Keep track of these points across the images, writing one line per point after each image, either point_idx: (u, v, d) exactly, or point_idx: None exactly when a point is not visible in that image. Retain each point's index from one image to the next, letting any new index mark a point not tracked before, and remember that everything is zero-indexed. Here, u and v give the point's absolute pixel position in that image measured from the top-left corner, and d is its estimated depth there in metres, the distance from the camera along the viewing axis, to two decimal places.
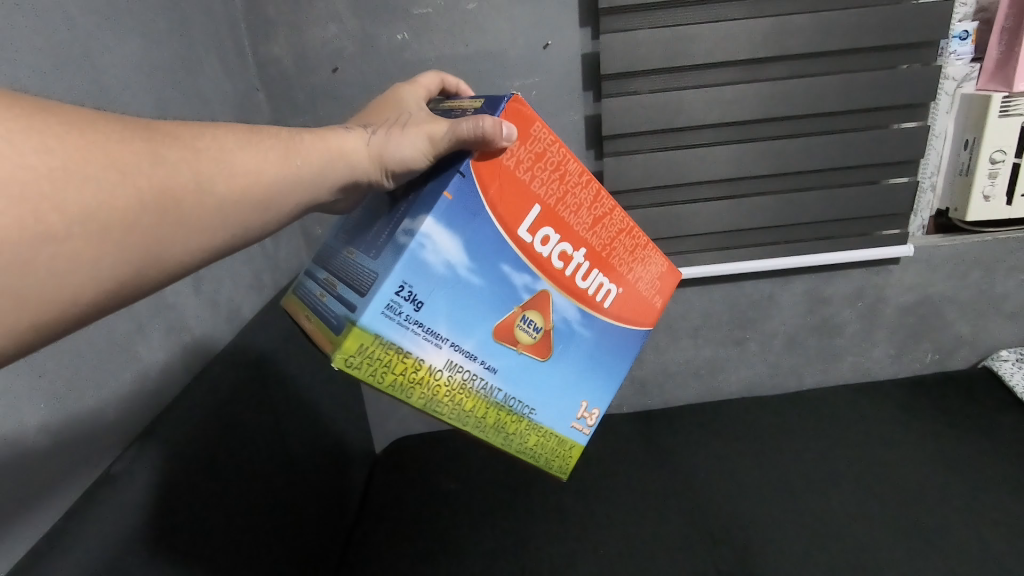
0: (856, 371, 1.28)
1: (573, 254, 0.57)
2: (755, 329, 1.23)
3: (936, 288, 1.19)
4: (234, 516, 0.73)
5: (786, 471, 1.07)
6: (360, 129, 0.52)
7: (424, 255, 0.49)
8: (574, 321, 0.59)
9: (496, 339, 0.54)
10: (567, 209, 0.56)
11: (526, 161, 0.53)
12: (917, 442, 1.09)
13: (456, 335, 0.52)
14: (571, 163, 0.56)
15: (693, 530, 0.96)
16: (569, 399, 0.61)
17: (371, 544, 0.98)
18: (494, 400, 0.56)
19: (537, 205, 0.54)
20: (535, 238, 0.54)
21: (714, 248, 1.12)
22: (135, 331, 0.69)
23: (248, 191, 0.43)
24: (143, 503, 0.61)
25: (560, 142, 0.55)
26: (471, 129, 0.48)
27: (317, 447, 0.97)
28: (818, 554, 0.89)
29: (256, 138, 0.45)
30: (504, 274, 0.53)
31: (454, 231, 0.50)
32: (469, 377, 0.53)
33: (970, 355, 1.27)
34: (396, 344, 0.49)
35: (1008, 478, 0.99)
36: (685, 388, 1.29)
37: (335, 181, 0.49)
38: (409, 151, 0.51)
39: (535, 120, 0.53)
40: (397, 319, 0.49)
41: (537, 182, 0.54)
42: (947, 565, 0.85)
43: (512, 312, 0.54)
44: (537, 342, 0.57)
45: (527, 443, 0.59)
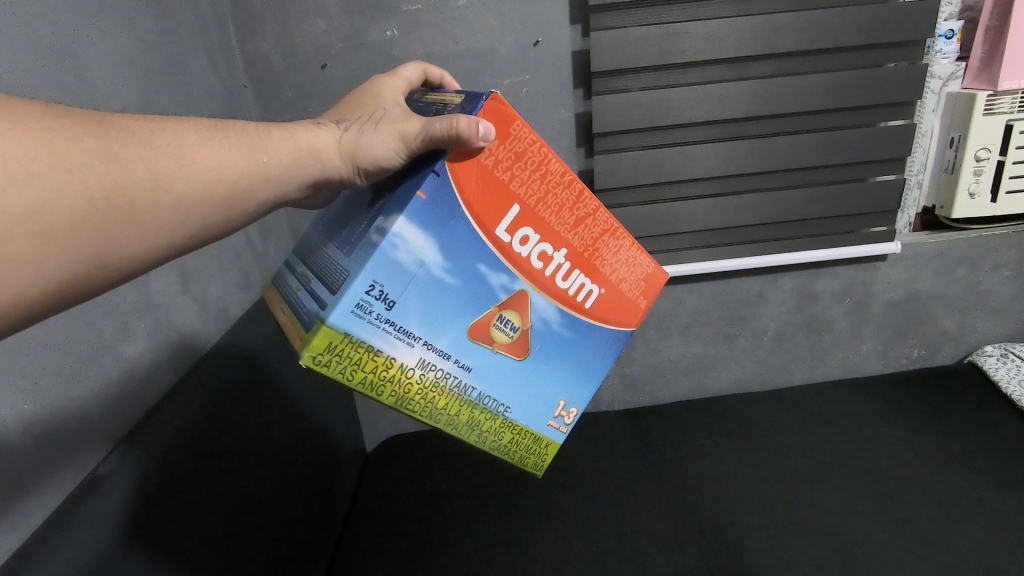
0: (844, 367, 1.29)
1: (554, 254, 0.57)
2: (744, 326, 1.24)
3: (922, 285, 1.20)
4: (223, 515, 0.73)
5: (775, 466, 1.08)
6: (332, 126, 0.52)
7: (397, 255, 0.49)
8: (553, 321, 0.59)
9: (472, 338, 0.54)
10: (547, 210, 0.56)
11: (505, 160, 0.53)
12: (904, 436, 1.11)
13: (429, 335, 0.52)
14: (554, 163, 0.55)
15: (683, 525, 0.97)
16: (546, 398, 0.61)
17: (361, 543, 0.99)
18: (468, 398, 0.56)
19: (516, 205, 0.54)
20: (514, 238, 0.54)
21: (703, 245, 1.13)
22: (121, 330, 0.68)
23: (210, 189, 0.43)
24: (129, 504, 0.61)
25: (541, 141, 0.54)
26: (445, 130, 0.48)
27: (307, 446, 0.97)
28: (807, 548, 0.90)
29: (221, 134, 0.45)
30: (481, 273, 0.53)
31: (429, 231, 0.50)
32: (442, 375, 0.54)
33: (956, 351, 1.28)
34: (366, 343, 0.49)
35: (994, 472, 1.01)
36: (675, 384, 1.30)
37: (306, 179, 0.49)
38: (382, 149, 0.51)
39: (515, 119, 0.53)
40: (368, 318, 0.49)
41: (516, 182, 0.54)
42: (934, 557, 0.87)
43: (489, 311, 0.54)
44: (514, 342, 0.57)
45: (501, 440, 0.60)
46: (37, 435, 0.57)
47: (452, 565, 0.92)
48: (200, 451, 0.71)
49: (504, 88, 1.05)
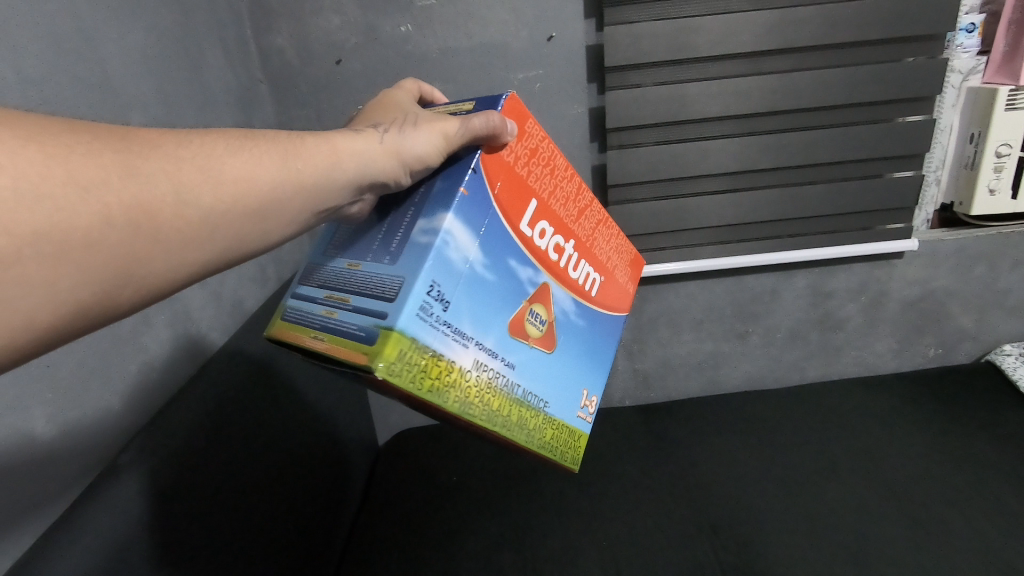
0: (859, 366, 1.28)
1: (565, 245, 0.59)
2: (758, 323, 1.23)
3: (939, 283, 1.19)
4: (240, 510, 0.74)
5: (786, 464, 1.07)
6: (370, 129, 0.52)
7: (449, 253, 0.48)
8: (571, 311, 0.60)
9: (512, 334, 0.53)
10: (558, 203, 0.58)
11: (523, 156, 0.54)
12: (919, 436, 1.10)
13: (480, 334, 0.50)
14: (559, 159, 0.59)
15: (693, 522, 0.97)
16: (573, 390, 0.61)
17: (375, 536, 1.00)
18: (516, 396, 0.54)
19: (534, 199, 0.55)
20: (534, 231, 0.55)
21: (717, 242, 1.12)
22: (141, 323, 0.70)
23: (238, 201, 0.43)
24: (146, 497, 0.62)
25: (549, 138, 0.57)
26: (484, 125, 0.50)
27: (321, 439, 0.98)
28: (818, 547, 0.90)
29: (251, 144, 0.45)
30: (513, 269, 0.53)
31: (471, 227, 0.49)
32: (493, 375, 0.52)
33: (973, 349, 1.27)
34: (431, 347, 0.46)
35: (1009, 473, 0.99)
36: (686, 381, 1.30)
37: (348, 180, 0.49)
38: (424, 147, 0.51)
39: (529, 117, 0.55)
40: (430, 320, 0.46)
41: (532, 177, 0.55)
42: (946, 558, 0.86)
43: (522, 306, 0.54)
44: (544, 335, 0.57)
45: (545, 437, 0.58)
46: (56, 427, 0.58)
47: (463, 558, 0.93)
48: (216, 443, 0.73)
49: (517, 84, 1.05)
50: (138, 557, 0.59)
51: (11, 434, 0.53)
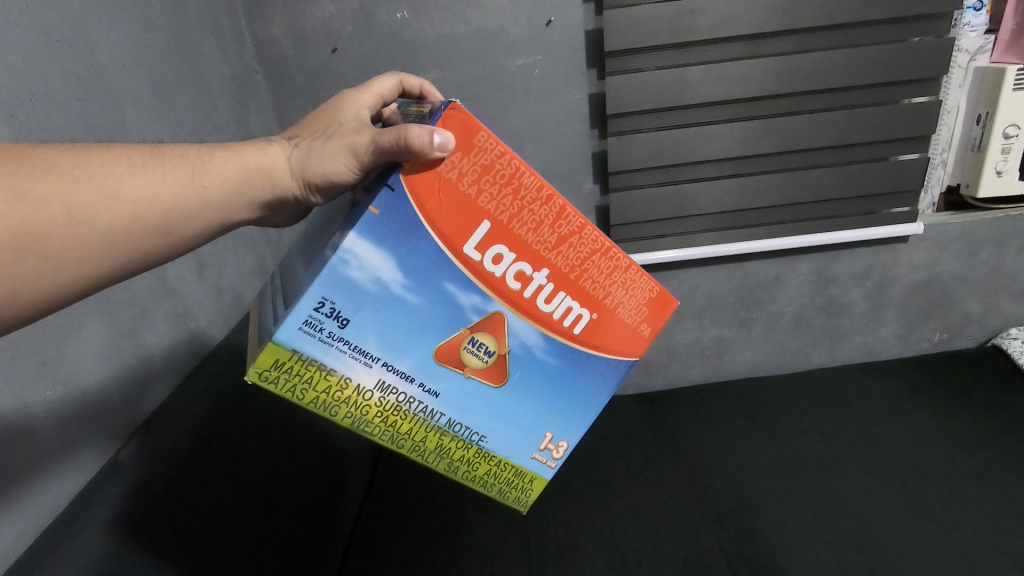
0: (863, 351, 1.27)
1: (533, 274, 0.53)
2: (761, 309, 1.22)
3: (945, 267, 1.18)
4: (245, 508, 0.73)
5: (791, 451, 1.07)
6: (285, 142, 0.51)
7: (350, 271, 0.48)
8: (535, 345, 0.56)
9: (438, 360, 0.53)
10: (523, 227, 0.51)
11: (471, 174, 0.49)
12: (924, 422, 1.09)
13: (389, 356, 0.52)
14: (529, 177, 0.50)
15: (697, 510, 0.97)
16: (529, 431, 0.59)
17: (380, 527, 1.00)
18: (436, 423, 0.55)
19: (486, 221, 0.50)
20: (485, 256, 0.51)
21: (718, 228, 1.11)
22: (140, 318, 0.70)
23: (139, 219, 0.42)
24: (146, 498, 0.62)
25: (511, 153, 0.49)
26: (393, 140, 0.46)
27: (320, 432, 0.98)
28: (825, 533, 0.90)
29: (155, 161, 0.44)
30: (449, 292, 0.51)
31: (386, 248, 0.48)
32: (404, 399, 0.53)
33: (979, 333, 1.26)
34: (318, 361, 0.49)
35: (1016, 457, 0.99)
36: (690, 368, 1.29)
37: (255, 197, 0.49)
38: (333, 166, 0.50)
39: (480, 129, 0.47)
40: (318, 335, 0.49)
41: (484, 197, 0.49)
42: (951, 542, 0.86)
43: (459, 333, 0.53)
44: (489, 367, 0.55)
45: (476, 470, 0.59)
46: (54, 425, 0.57)
47: (466, 548, 0.93)
48: (215, 437, 0.72)
49: (516, 70, 1.03)
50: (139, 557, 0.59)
51: (12, 431, 0.53)
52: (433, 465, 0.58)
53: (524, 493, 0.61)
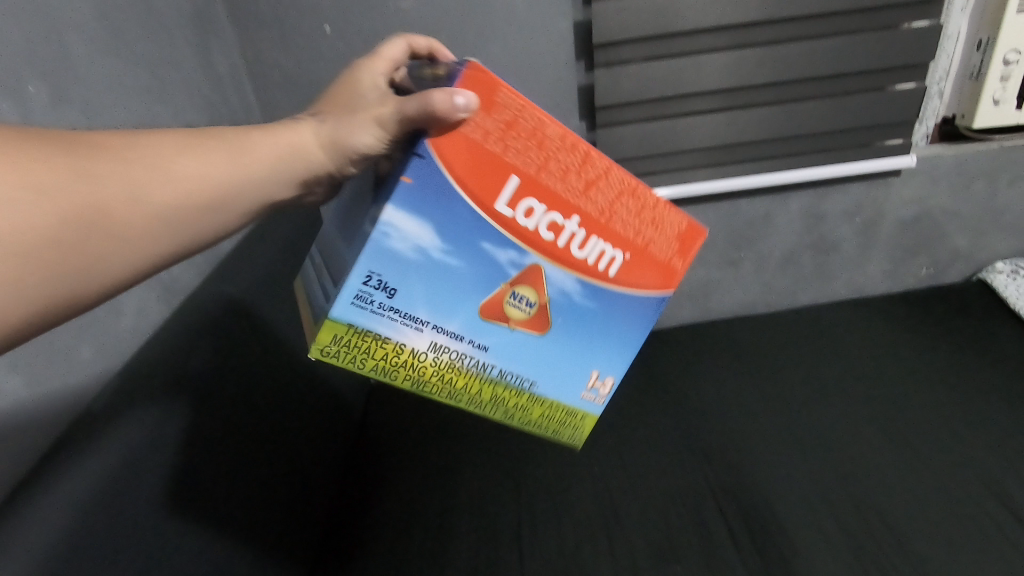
0: (850, 289, 1.27)
1: (565, 223, 0.52)
2: (750, 249, 1.21)
3: (936, 202, 1.16)
4: (229, 473, 0.71)
5: (776, 388, 1.08)
6: (310, 120, 0.52)
7: (392, 244, 0.49)
8: (573, 292, 0.55)
9: (483, 317, 0.53)
10: (552, 176, 0.50)
11: (495, 132, 0.48)
12: (908, 357, 1.10)
13: (438, 318, 0.53)
14: (552, 127, 0.50)
15: (683, 446, 0.99)
16: (575, 371, 0.59)
17: (376, 467, 1.01)
18: (488, 375, 0.56)
19: (515, 175, 0.49)
20: (517, 211, 0.50)
21: (707, 164, 1.08)
22: None
23: (193, 197, 0.44)
24: (127, 459, 0.59)
25: (532, 104, 0.49)
26: (418, 109, 0.47)
27: (311, 379, 0.97)
28: (806, 467, 0.92)
29: (199, 142, 0.46)
30: (486, 252, 0.51)
31: (424, 216, 0.49)
32: (457, 356, 0.55)
33: (965, 269, 1.26)
34: (373, 331, 0.52)
35: (996, 390, 1.01)
36: (678, 309, 1.29)
37: (293, 174, 0.50)
38: (362, 138, 0.51)
39: (500, 85, 0.48)
40: (370, 307, 0.51)
41: (511, 152, 0.49)
42: (930, 475, 0.88)
43: (500, 289, 0.53)
44: (532, 317, 0.55)
45: (531, 414, 0.61)
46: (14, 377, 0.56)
47: (459, 488, 0.95)
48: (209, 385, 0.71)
49: None
50: (121, 518, 0.56)
51: None
52: (491, 414, 0.60)
53: (576, 429, 0.63)
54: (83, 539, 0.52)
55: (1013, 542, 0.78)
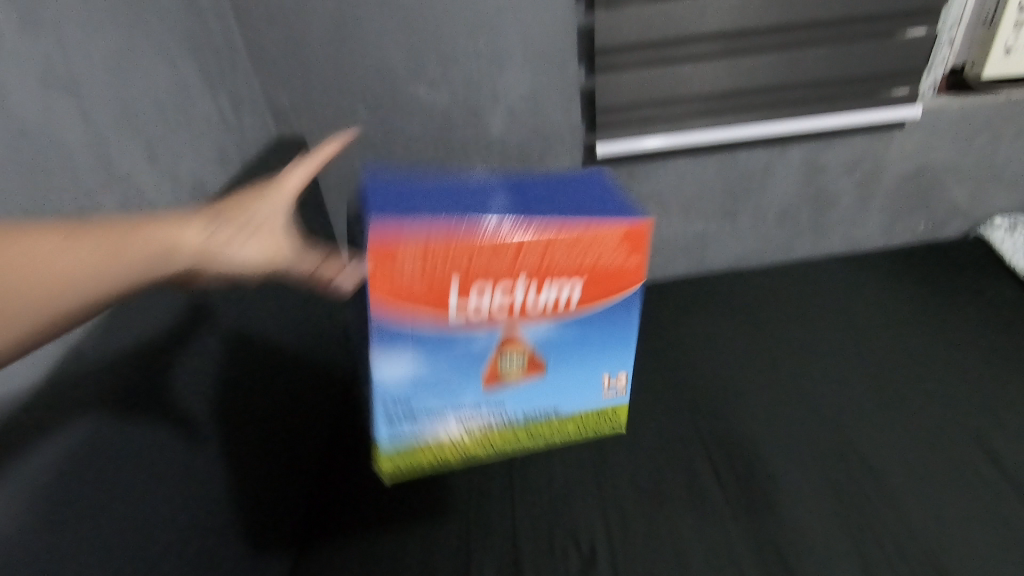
0: (846, 243, 1.26)
1: (513, 296, 0.54)
2: (746, 202, 1.19)
3: (939, 155, 1.14)
4: (220, 430, 0.72)
5: (766, 341, 1.08)
6: (196, 234, 0.43)
7: (388, 382, 0.56)
8: (551, 332, 0.57)
9: (491, 389, 0.59)
10: (484, 268, 0.52)
11: (417, 260, 0.51)
12: (899, 312, 1.11)
13: (456, 407, 0.59)
14: (455, 225, 0.51)
15: (673, 395, 0.99)
16: (592, 371, 0.62)
17: (363, 413, 1.01)
18: (517, 424, 0.62)
19: (453, 281, 0.52)
20: (467, 310, 0.54)
21: (706, 114, 1.05)
22: (83, 201, 0.61)
23: (44, 288, 0.36)
24: (105, 406, 0.57)
25: (427, 225, 0.50)
26: (317, 269, 0.48)
27: (302, 324, 0.95)
28: (790, 418, 0.93)
29: (68, 229, 0.38)
30: (463, 346, 0.56)
31: (400, 353, 0.55)
32: (487, 421, 0.61)
33: (963, 226, 1.25)
34: (416, 438, 0.60)
35: (986, 347, 1.02)
36: (672, 262, 1.27)
37: (167, 275, 0.42)
38: (254, 258, 0.45)
39: (395, 244, 0.50)
40: (402, 425, 0.59)
41: (438, 268, 0.52)
42: (913, 429, 0.90)
43: (490, 361, 0.57)
44: (527, 366, 0.58)
45: (570, 427, 0.65)
46: None
47: None
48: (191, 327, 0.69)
49: None
50: (98, 467, 0.56)
51: None
52: (547, 444, 0.66)
53: (616, 421, 0.66)
54: (60, 491, 0.52)
55: (982, 490, 0.82)
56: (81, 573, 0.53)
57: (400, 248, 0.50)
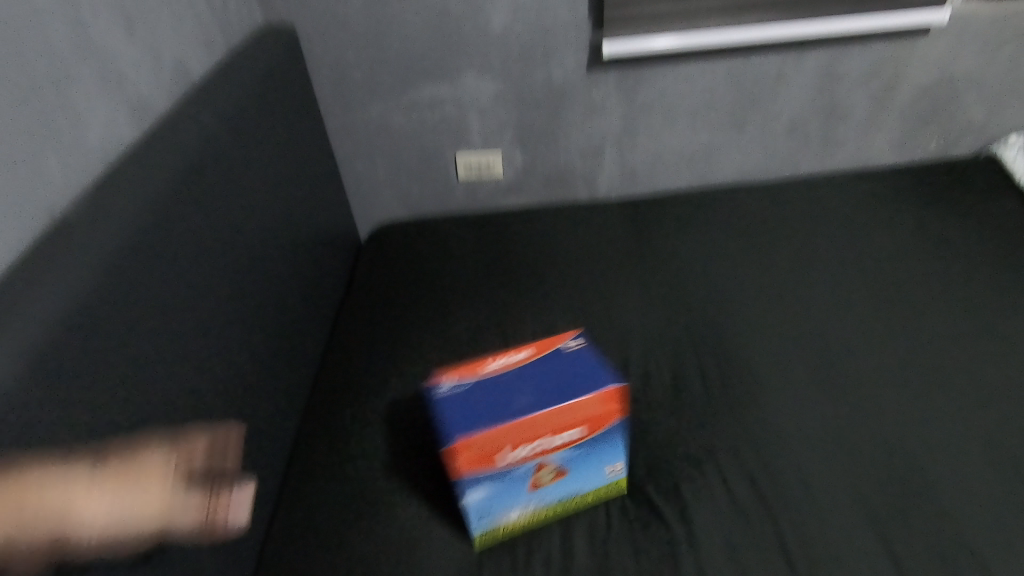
0: (855, 159, 1.24)
1: (534, 446, 0.64)
2: (757, 111, 1.15)
3: (960, 66, 1.11)
4: (219, 309, 0.70)
5: (768, 252, 1.07)
6: (79, 481, 0.45)
7: (468, 500, 0.65)
8: (571, 453, 0.66)
9: (534, 488, 0.67)
10: (521, 440, 0.63)
11: (473, 459, 0.62)
12: (908, 222, 1.09)
13: (512, 506, 0.67)
14: (490, 437, 0.62)
15: (670, 300, 0.99)
16: (597, 469, 0.69)
17: (358, 314, 1.01)
18: (553, 502, 0.69)
19: (497, 457, 0.63)
20: (513, 459, 0.64)
21: (725, 12, 1.00)
22: (62, 74, 0.57)
23: None
24: (110, 267, 0.53)
25: (475, 436, 0.62)
26: (38, 540, 0.41)
27: (292, 222, 0.93)
28: (789, 323, 0.93)
29: None
30: (512, 475, 0.64)
31: (477, 488, 0.64)
32: (532, 505, 0.68)
33: (976, 142, 1.23)
34: (491, 524, 0.67)
35: (994, 254, 1.00)
36: (676, 174, 1.24)
37: None
38: (25, 531, 0.41)
39: (458, 448, 0.61)
40: (473, 516, 0.66)
41: (485, 443, 0.62)
42: (922, 331, 0.89)
43: (533, 469, 0.65)
44: (555, 474, 0.67)
45: (598, 496, 0.71)
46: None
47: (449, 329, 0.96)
48: (194, 200, 0.67)
49: None
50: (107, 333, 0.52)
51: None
52: (591, 500, 0.71)
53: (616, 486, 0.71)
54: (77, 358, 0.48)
55: (989, 387, 0.81)
56: (109, 433, 0.50)
57: (475, 444, 0.62)
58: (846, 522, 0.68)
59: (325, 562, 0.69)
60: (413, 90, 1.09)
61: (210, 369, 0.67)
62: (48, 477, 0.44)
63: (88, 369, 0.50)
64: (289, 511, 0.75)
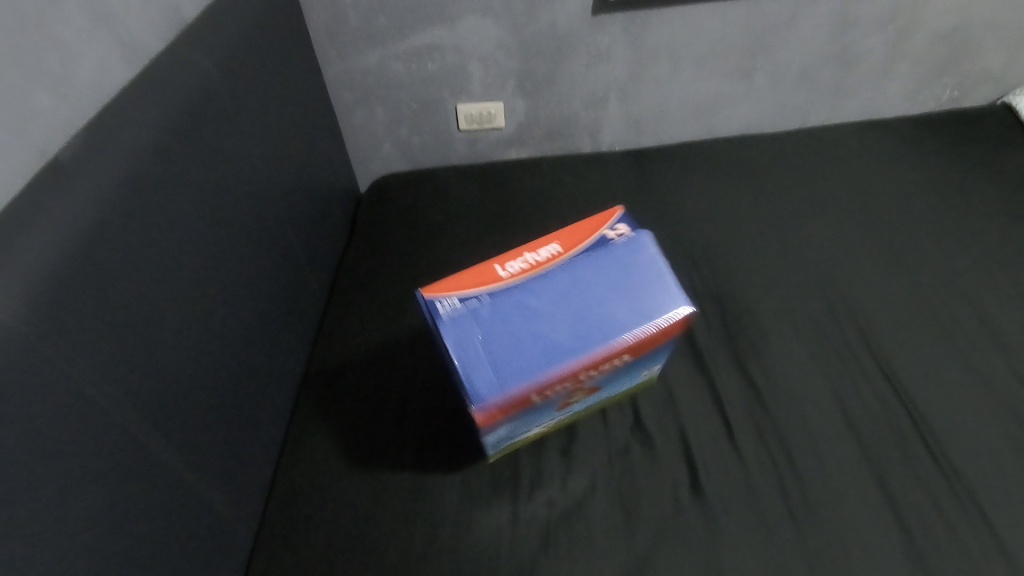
0: (865, 109, 1.21)
1: (575, 381, 0.59)
2: (767, 58, 1.11)
3: (980, 10, 1.07)
4: (218, 260, 0.69)
5: (774, 202, 1.05)
6: None
7: (493, 438, 0.63)
8: (610, 372, 0.62)
9: (563, 407, 0.66)
10: (559, 383, 0.56)
11: (508, 409, 0.56)
12: (916, 174, 1.07)
13: (538, 423, 0.67)
14: (529, 392, 0.55)
15: (675, 252, 0.98)
16: (630, 376, 0.69)
17: (359, 267, 1.01)
18: (578, 408, 0.70)
19: (534, 399, 0.57)
20: (546, 399, 0.59)
21: None
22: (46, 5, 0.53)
23: None
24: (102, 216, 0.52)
25: (514, 391, 0.54)
26: None
27: (289, 173, 0.91)
28: (795, 274, 0.92)
29: None
30: (544, 406, 0.62)
31: (504, 425, 0.61)
32: (557, 418, 0.69)
33: (991, 92, 1.20)
34: (510, 441, 0.69)
35: (1001, 204, 1.00)
36: (682, 125, 1.22)
37: None
38: None
39: (492, 409, 0.55)
40: (498, 442, 0.66)
41: (523, 396, 0.55)
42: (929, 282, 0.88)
43: (564, 399, 0.63)
44: (589, 391, 0.65)
45: (619, 393, 0.74)
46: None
47: None
48: (187, 147, 0.65)
49: None
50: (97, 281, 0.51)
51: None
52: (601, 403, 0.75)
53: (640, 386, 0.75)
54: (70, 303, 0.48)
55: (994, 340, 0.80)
56: (106, 381, 0.50)
57: (511, 402, 0.55)
58: (846, 471, 0.69)
59: (333, 505, 0.71)
60: (411, 38, 1.04)
61: (212, 320, 0.67)
62: (53, 431, 0.45)
63: (89, 320, 0.49)
64: (295, 461, 0.76)
